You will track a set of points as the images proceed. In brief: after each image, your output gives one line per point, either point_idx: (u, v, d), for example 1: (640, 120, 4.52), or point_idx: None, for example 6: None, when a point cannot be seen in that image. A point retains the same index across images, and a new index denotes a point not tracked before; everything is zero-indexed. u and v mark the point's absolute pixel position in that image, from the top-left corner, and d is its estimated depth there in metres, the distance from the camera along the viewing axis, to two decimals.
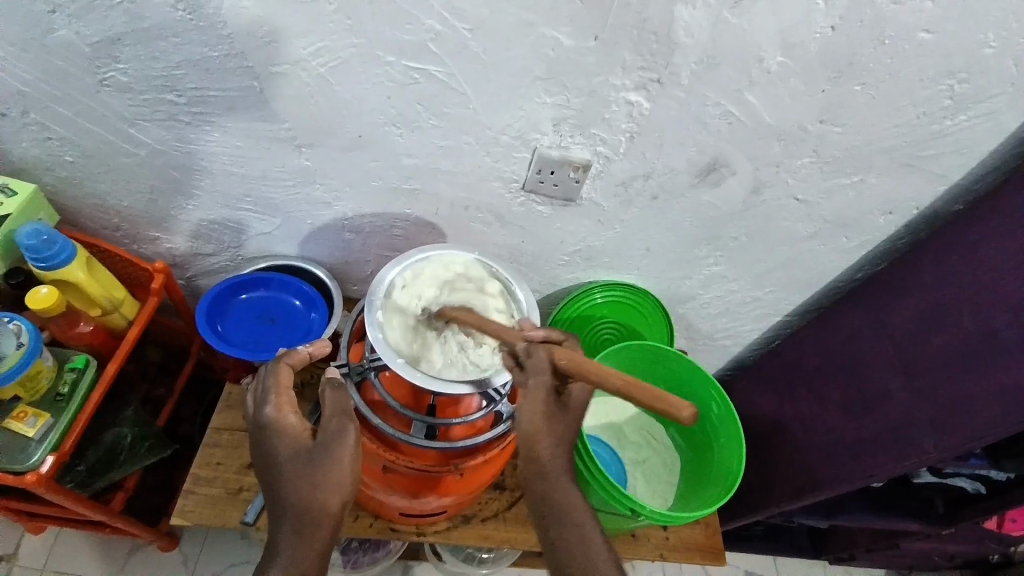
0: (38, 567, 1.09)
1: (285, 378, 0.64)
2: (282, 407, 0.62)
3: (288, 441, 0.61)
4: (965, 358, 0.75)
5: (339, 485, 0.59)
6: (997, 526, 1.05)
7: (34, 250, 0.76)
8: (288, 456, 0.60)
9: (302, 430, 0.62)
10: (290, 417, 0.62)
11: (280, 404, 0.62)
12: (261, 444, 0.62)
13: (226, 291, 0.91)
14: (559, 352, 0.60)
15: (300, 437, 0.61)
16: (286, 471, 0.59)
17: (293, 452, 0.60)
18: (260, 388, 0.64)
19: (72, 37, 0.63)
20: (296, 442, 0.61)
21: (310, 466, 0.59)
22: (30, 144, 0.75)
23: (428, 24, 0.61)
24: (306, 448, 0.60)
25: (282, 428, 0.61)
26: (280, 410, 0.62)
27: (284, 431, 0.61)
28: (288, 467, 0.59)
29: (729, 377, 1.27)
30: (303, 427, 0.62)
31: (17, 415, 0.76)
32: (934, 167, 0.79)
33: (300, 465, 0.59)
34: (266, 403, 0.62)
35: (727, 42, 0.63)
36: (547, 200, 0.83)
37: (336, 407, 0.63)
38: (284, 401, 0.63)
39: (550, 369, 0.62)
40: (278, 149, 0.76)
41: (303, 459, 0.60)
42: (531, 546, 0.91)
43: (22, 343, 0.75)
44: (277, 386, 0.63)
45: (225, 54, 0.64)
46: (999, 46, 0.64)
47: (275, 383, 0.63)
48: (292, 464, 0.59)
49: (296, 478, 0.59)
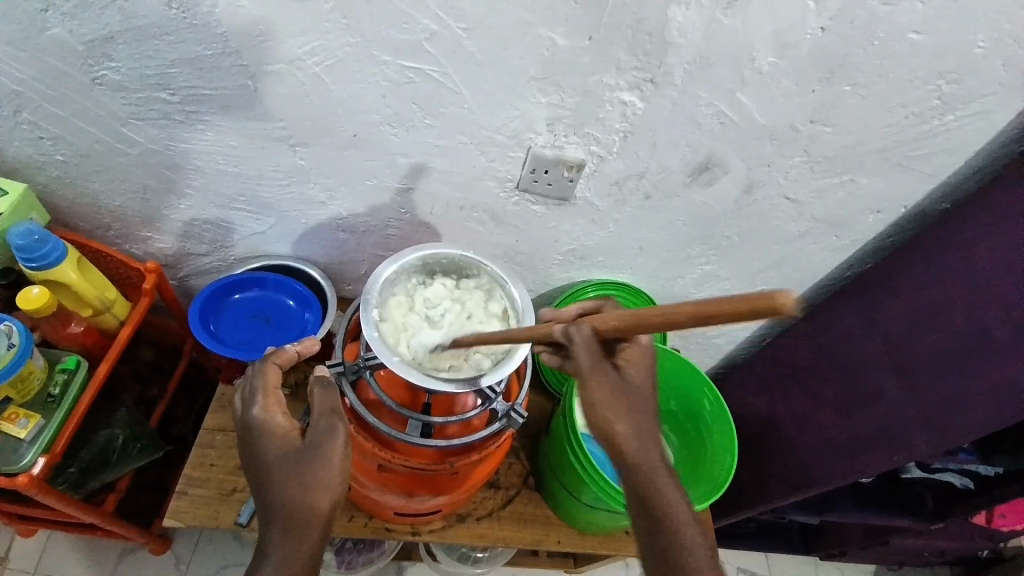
0: (28, 570, 1.08)
1: (273, 378, 0.65)
2: (270, 407, 0.62)
3: (276, 440, 0.60)
4: (958, 355, 0.76)
5: (330, 484, 0.59)
6: (988, 522, 1.06)
7: (25, 250, 0.75)
8: (278, 455, 0.59)
9: (291, 430, 0.61)
10: (277, 417, 0.62)
11: (267, 405, 0.63)
12: (249, 445, 0.61)
13: (219, 291, 0.91)
14: (601, 322, 0.53)
15: (288, 437, 0.61)
16: (275, 471, 0.58)
17: (283, 451, 0.60)
18: (248, 389, 0.64)
19: (64, 35, 0.62)
20: (285, 443, 0.60)
21: (301, 465, 0.59)
22: (21, 143, 0.75)
23: (424, 23, 0.61)
24: (295, 447, 0.60)
25: (270, 428, 0.61)
26: (267, 411, 0.62)
27: (272, 431, 0.61)
28: (277, 466, 0.58)
29: (721, 376, 1.28)
30: (291, 426, 0.62)
31: (7, 416, 0.75)
32: (923, 167, 0.80)
33: (289, 464, 0.59)
34: (253, 403, 0.63)
35: (721, 43, 0.63)
36: (542, 199, 0.83)
37: (326, 406, 0.63)
38: (272, 400, 0.63)
39: (596, 345, 0.56)
40: (273, 148, 0.75)
41: (294, 459, 0.59)
42: (525, 544, 0.92)
43: (13, 343, 0.74)
44: (265, 386, 0.63)
45: (220, 53, 0.64)
46: (987, 47, 0.65)
47: (263, 383, 0.64)
48: (281, 464, 0.59)
49: (286, 478, 0.58)
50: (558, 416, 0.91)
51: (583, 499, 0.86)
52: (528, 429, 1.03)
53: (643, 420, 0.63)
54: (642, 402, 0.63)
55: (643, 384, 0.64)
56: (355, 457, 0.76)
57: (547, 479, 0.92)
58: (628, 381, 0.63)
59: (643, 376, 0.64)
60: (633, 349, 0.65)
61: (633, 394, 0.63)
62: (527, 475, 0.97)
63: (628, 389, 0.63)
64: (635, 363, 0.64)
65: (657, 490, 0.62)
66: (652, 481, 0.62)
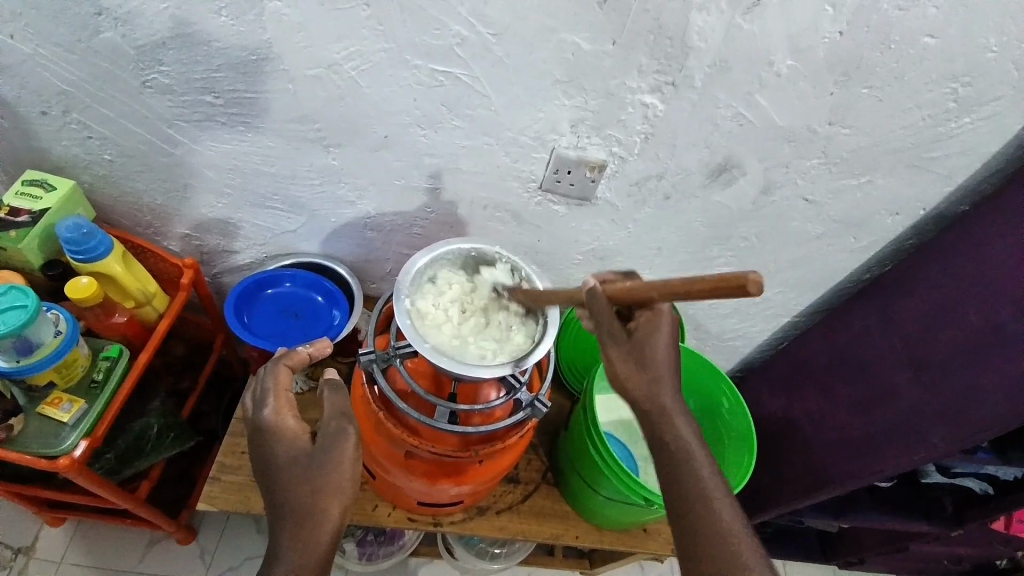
0: (55, 560, 1.11)
1: (284, 380, 0.66)
2: (281, 410, 0.64)
3: (287, 443, 0.62)
4: (974, 348, 0.77)
5: (339, 491, 0.61)
6: (1006, 528, 1.03)
7: (74, 243, 0.79)
8: (289, 460, 0.61)
9: (301, 433, 0.63)
10: (289, 420, 0.64)
11: (278, 407, 0.64)
12: (260, 446, 0.63)
13: (253, 286, 0.94)
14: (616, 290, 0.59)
15: (298, 441, 0.63)
16: (285, 477, 0.61)
17: (293, 456, 0.62)
18: (259, 390, 0.66)
19: (117, 39, 0.66)
20: (295, 445, 0.62)
21: (310, 471, 0.61)
22: (71, 142, 0.79)
23: (455, 29, 0.65)
24: (305, 452, 0.62)
25: (281, 431, 0.63)
26: (278, 413, 0.64)
27: (282, 434, 0.63)
28: (288, 471, 0.61)
29: (739, 378, 1.29)
30: (301, 430, 0.64)
31: (51, 402, 0.79)
32: (939, 169, 0.81)
33: (301, 469, 0.61)
34: (264, 405, 0.64)
35: (741, 47, 0.66)
36: (563, 199, 0.86)
37: (335, 409, 0.65)
38: (283, 403, 0.65)
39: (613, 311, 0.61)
40: (308, 148, 0.79)
41: (303, 464, 0.61)
42: (543, 539, 0.94)
43: (59, 330, 0.79)
44: (276, 388, 0.65)
45: (262, 57, 0.68)
46: (999, 51, 0.67)
47: (274, 386, 0.65)
48: (291, 467, 0.61)
49: (296, 483, 0.60)
50: (576, 414, 0.93)
51: (602, 493, 0.88)
52: (547, 425, 1.05)
53: (657, 385, 0.63)
54: (657, 371, 0.63)
55: (656, 352, 0.62)
56: (383, 443, 0.79)
57: (565, 473, 0.94)
58: (638, 346, 0.62)
59: (660, 342, 0.62)
60: (654, 316, 0.62)
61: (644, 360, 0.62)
62: (545, 471, 0.99)
63: (637, 355, 0.62)
64: (652, 331, 0.62)
65: (701, 486, 0.62)
66: (694, 473, 0.63)
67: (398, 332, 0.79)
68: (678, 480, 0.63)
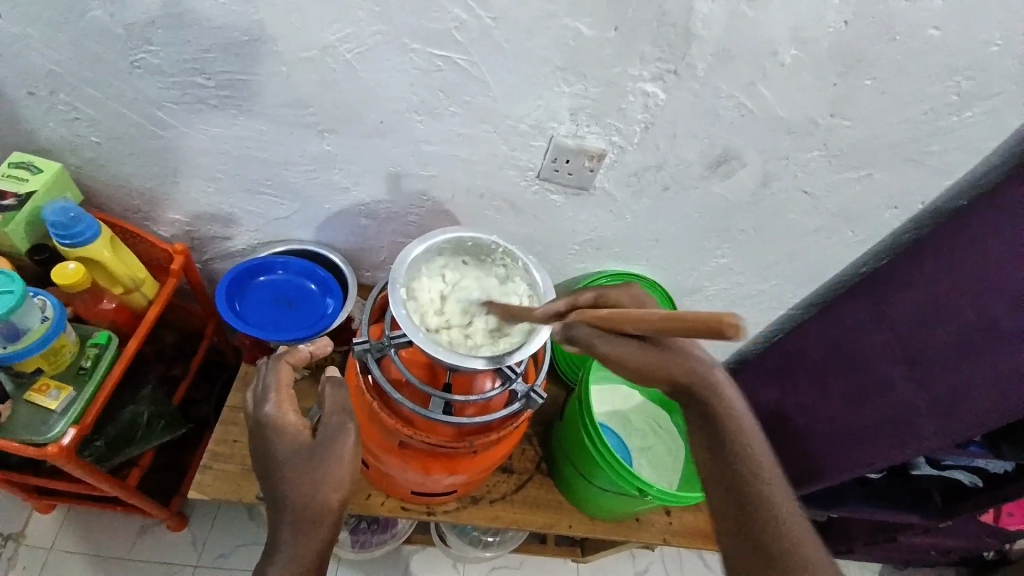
0: (44, 546, 1.10)
1: (285, 376, 0.65)
2: (282, 404, 0.63)
3: (289, 438, 0.61)
4: (962, 345, 0.78)
5: (340, 483, 0.60)
6: (995, 521, 1.07)
7: (61, 228, 0.78)
8: (291, 452, 0.60)
9: (303, 429, 0.63)
10: (290, 414, 0.63)
11: (279, 402, 0.63)
12: (260, 443, 0.62)
13: (245, 273, 0.93)
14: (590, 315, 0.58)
15: (301, 436, 0.62)
16: (284, 471, 0.60)
17: (294, 448, 0.61)
18: (260, 386, 0.65)
19: (105, 18, 0.64)
20: (297, 441, 0.61)
21: (310, 462, 0.60)
22: (58, 125, 0.77)
23: (453, 12, 0.63)
24: (307, 445, 0.61)
25: (283, 425, 0.62)
26: (280, 407, 0.63)
27: (285, 427, 0.62)
28: (289, 466, 0.60)
29: (733, 370, 1.29)
30: (303, 425, 0.63)
31: (39, 389, 0.78)
32: (938, 162, 0.81)
33: (301, 460, 0.60)
34: (266, 400, 0.63)
35: (743, 36, 0.65)
36: (562, 188, 0.85)
37: (336, 404, 0.64)
38: (284, 397, 0.64)
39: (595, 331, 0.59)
40: (301, 133, 0.77)
41: (305, 456, 0.60)
42: (536, 528, 0.94)
43: (47, 316, 0.77)
44: (277, 384, 0.64)
45: (253, 39, 0.66)
46: (1003, 45, 0.66)
47: (275, 381, 0.64)
48: (292, 460, 0.60)
49: (296, 477, 0.59)
50: (572, 402, 0.93)
51: (595, 483, 0.88)
52: (543, 415, 1.05)
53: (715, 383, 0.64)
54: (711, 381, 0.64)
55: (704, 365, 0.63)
56: (378, 433, 0.78)
57: (559, 463, 0.94)
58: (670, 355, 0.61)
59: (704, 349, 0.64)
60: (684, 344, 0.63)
61: (684, 355, 0.62)
62: (539, 461, 0.99)
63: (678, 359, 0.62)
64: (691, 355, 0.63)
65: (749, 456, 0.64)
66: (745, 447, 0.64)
67: (393, 322, 0.79)
68: (738, 494, 0.63)
